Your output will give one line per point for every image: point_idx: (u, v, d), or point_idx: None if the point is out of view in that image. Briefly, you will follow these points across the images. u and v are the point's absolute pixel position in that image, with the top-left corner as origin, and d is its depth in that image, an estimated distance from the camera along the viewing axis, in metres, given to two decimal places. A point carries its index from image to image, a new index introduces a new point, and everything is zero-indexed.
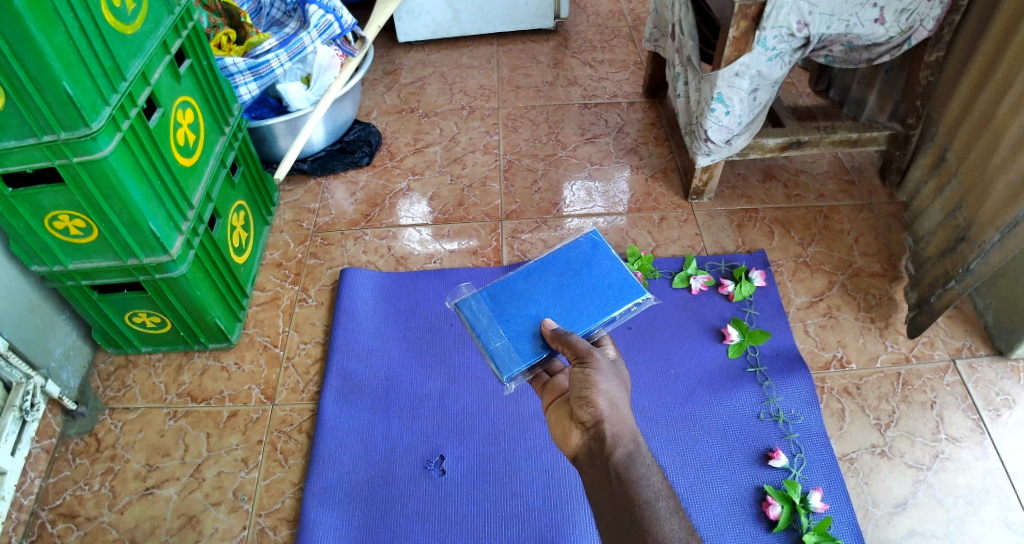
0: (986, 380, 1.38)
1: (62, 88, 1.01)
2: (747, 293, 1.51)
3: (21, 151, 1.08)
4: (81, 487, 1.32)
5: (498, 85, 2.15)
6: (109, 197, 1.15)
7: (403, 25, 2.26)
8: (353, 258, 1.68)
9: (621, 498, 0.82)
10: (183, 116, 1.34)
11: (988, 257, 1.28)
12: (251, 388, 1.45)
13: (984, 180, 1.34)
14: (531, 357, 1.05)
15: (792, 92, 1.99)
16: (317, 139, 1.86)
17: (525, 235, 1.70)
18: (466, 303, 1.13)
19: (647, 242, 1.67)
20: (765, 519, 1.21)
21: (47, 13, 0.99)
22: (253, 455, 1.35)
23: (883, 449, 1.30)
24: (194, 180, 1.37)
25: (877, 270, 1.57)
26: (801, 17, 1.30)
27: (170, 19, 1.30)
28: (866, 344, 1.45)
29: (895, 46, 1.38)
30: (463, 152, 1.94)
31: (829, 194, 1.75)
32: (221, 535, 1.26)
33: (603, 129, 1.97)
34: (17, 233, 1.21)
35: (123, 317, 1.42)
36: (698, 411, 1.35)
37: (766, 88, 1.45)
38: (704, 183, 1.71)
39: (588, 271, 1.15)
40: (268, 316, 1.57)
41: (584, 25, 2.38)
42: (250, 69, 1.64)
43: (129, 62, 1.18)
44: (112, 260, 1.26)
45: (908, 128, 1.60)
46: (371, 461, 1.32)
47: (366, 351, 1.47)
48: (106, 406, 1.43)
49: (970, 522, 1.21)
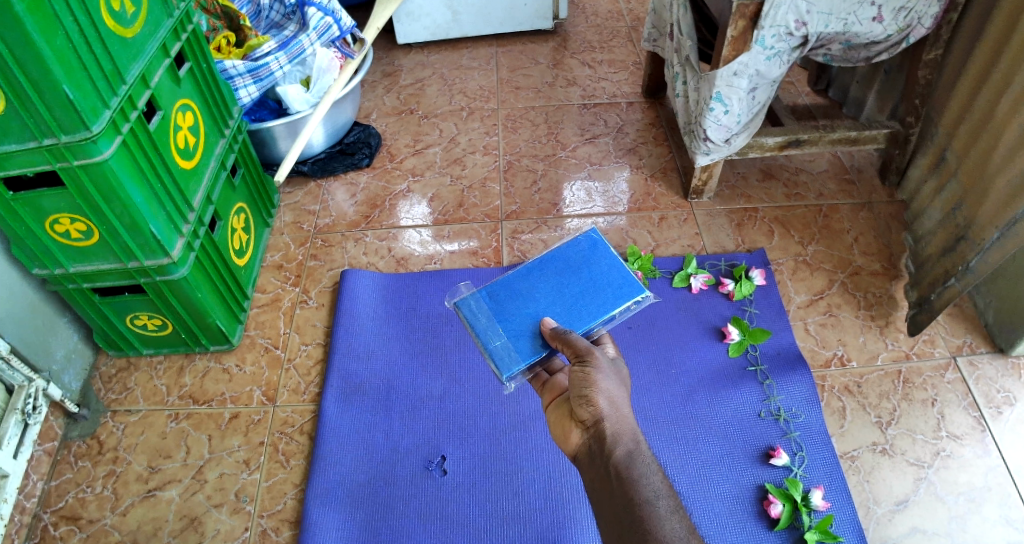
0: (986, 377, 1.38)
1: (62, 92, 1.02)
2: (747, 292, 1.51)
3: (21, 155, 1.08)
4: (83, 490, 1.33)
5: (498, 86, 2.15)
6: (109, 200, 1.16)
7: (403, 27, 2.26)
8: (353, 259, 1.68)
9: (621, 498, 0.82)
10: (183, 119, 1.35)
11: (988, 256, 1.29)
12: (253, 390, 1.45)
13: (984, 178, 1.34)
14: (530, 356, 1.05)
15: (791, 91, 1.99)
16: (317, 142, 1.85)
17: (525, 235, 1.70)
18: (465, 302, 1.13)
19: (647, 241, 1.67)
20: (766, 517, 1.21)
21: (47, 17, 0.99)
22: (255, 457, 1.36)
23: (883, 447, 1.30)
24: (195, 182, 1.37)
25: (877, 268, 1.57)
26: (800, 16, 1.31)
27: (169, 22, 1.30)
28: (866, 342, 1.45)
29: (893, 44, 1.38)
30: (463, 153, 1.94)
31: (828, 193, 1.75)
32: (223, 537, 1.26)
33: (602, 129, 1.97)
34: (18, 236, 1.21)
35: (124, 320, 1.42)
36: (699, 410, 1.35)
37: (765, 87, 1.45)
38: (704, 182, 1.71)
39: (587, 270, 1.15)
40: (268, 318, 1.57)
41: (583, 26, 2.38)
42: (250, 72, 1.64)
43: (129, 65, 1.18)
44: (113, 263, 1.27)
45: (907, 126, 1.60)
46: (372, 462, 1.32)
47: (367, 352, 1.48)
48: (108, 409, 1.44)
49: (971, 519, 1.21)
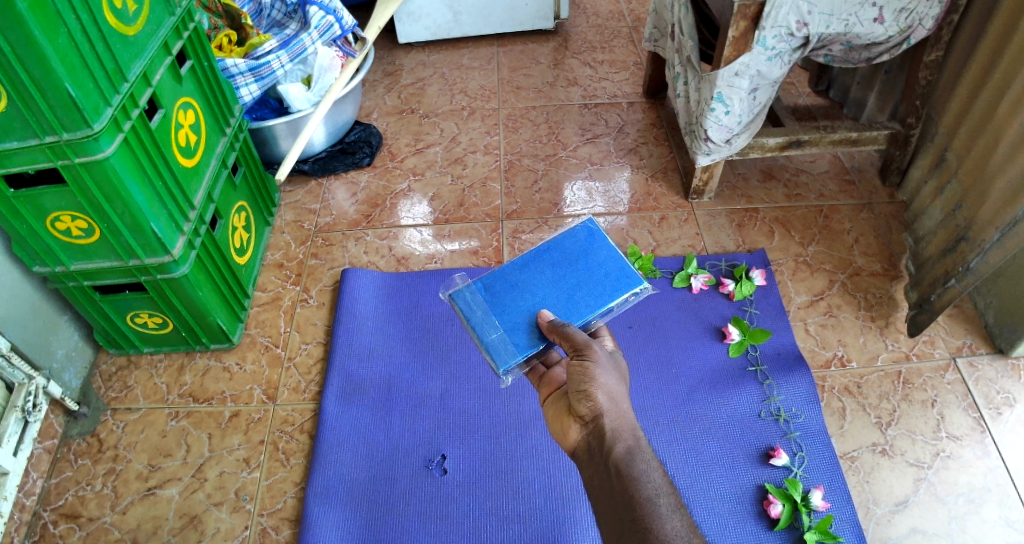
0: (986, 378, 1.38)
1: (64, 90, 1.02)
2: (747, 292, 1.51)
3: (23, 153, 1.08)
4: (83, 488, 1.33)
5: (499, 86, 2.15)
6: (111, 198, 1.16)
7: (404, 28, 2.27)
8: (354, 258, 1.68)
9: (620, 495, 0.83)
10: (184, 118, 1.35)
11: (988, 257, 1.29)
12: (253, 389, 1.45)
13: (984, 179, 1.34)
14: (528, 350, 1.05)
15: (792, 92, 1.99)
16: (317, 141, 1.85)
17: (526, 235, 1.70)
18: (460, 294, 1.13)
19: (647, 241, 1.67)
20: (766, 517, 1.21)
21: (49, 16, 0.99)
22: (255, 455, 1.36)
23: (884, 448, 1.30)
24: (196, 181, 1.37)
25: (877, 269, 1.58)
26: (801, 17, 1.31)
27: (171, 21, 1.30)
28: (866, 343, 1.45)
29: (894, 45, 1.38)
30: (463, 153, 1.94)
31: (829, 194, 1.75)
32: (223, 535, 1.26)
33: (603, 129, 1.97)
34: (19, 235, 1.21)
35: (124, 318, 1.42)
36: (699, 410, 1.35)
37: (766, 87, 1.45)
38: (704, 183, 1.71)
39: (584, 261, 1.15)
40: (269, 317, 1.57)
41: (584, 26, 2.38)
42: (251, 70, 1.64)
43: (131, 64, 1.18)
44: (115, 261, 1.27)
45: (908, 127, 1.60)
46: (372, 461, 1.32)
47: (368, 351, 1.48)
48: (108, 407, 1.44)
49: (971, 521, 1.21)
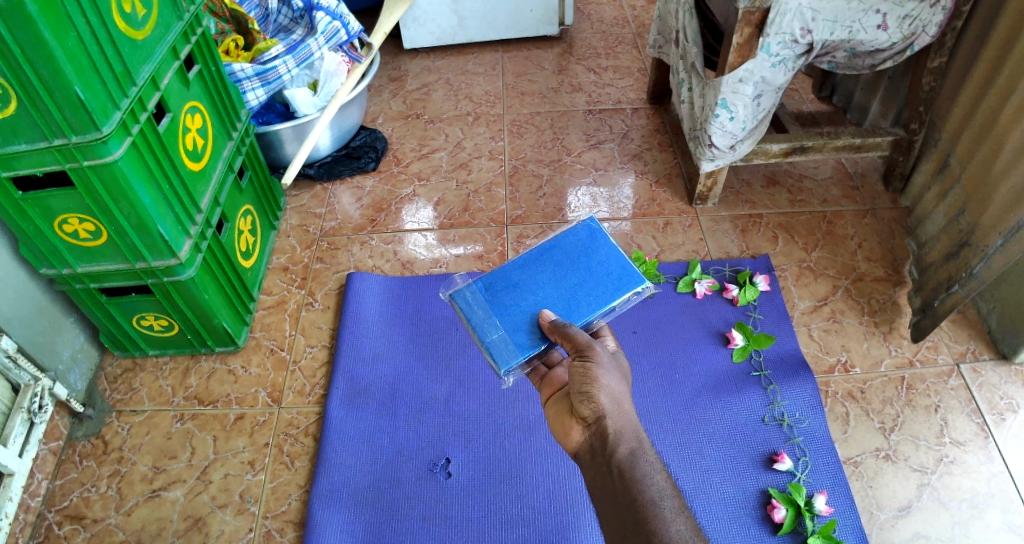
0: (989, 383, 1.38)
1: (73, 92, 1.02)
2: (751, 297, 1.51)
3: (32, 155, 1.09)
4: (88, 490, 1.33)
5: (504, 91, 2.17)
6: (118, 200, 1.16)
7: (409, 32, 2.28)
8: (359, 262, 1.69)
9: (623, 496, 0.83)
10: (192, 121, 1.36)
11: (991, 263, 1.29)
12: (257, 392, 1.45)
13: (987, 185, 1.35)
14: (529, 350, 1.06)
15: (795, 98, 2.00)
16: (323, 145, 1.86)
17: (530, 239, 1.71)
18: (460, 294, 1.13)
19: (651, 247, 1.68)
20: (770, 521, 1.21)
21: (59, 17, 1.00)
22: (259, 458, 1.36)
23: (887, 453, 1.30)
24: (203, 184, 1.38)
25: (880, 274, 1.58)
26: (804, 24, 1.32)
27: (179, 24, 1.32)
28: (869, 348, 1.45)
29: (897, 52, 1.40)
30: (468, 158, 1.95)
31: (832, 200, 1.75)
32: (227, 537, 1.26)
33: (607, 135, 1.98)
34: (27, 236, 1.22)
35: (130, 320, 1.43)
36: (704, 415, 1.35)
37: (769, 94, 1.45)
38: (708, 189, 1.72)
39: (584, 259, 1.16)
40: (274, 321, 1.57)
41: (589, 32, 2.40)
42: (258, 75, 1.66)
43: (140, 66, 1.19)
44: (121, 263, 1.27)
45: (911, 134, 1.61)
46: (377, 464, 1.32)
47: (373, 356, 1.48)
48: (113, 409, 1.44)
49: (974, 526, 1.21)
